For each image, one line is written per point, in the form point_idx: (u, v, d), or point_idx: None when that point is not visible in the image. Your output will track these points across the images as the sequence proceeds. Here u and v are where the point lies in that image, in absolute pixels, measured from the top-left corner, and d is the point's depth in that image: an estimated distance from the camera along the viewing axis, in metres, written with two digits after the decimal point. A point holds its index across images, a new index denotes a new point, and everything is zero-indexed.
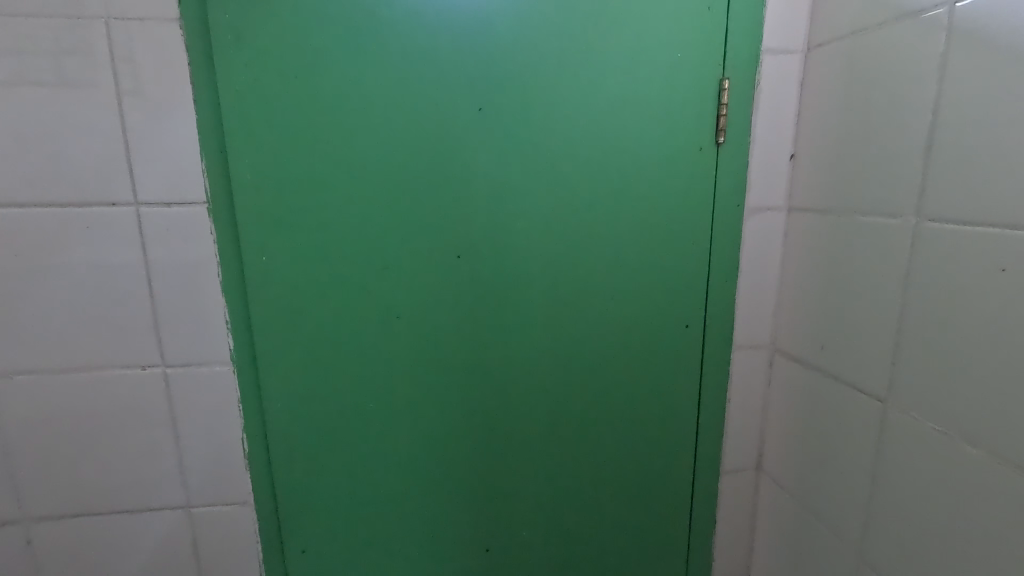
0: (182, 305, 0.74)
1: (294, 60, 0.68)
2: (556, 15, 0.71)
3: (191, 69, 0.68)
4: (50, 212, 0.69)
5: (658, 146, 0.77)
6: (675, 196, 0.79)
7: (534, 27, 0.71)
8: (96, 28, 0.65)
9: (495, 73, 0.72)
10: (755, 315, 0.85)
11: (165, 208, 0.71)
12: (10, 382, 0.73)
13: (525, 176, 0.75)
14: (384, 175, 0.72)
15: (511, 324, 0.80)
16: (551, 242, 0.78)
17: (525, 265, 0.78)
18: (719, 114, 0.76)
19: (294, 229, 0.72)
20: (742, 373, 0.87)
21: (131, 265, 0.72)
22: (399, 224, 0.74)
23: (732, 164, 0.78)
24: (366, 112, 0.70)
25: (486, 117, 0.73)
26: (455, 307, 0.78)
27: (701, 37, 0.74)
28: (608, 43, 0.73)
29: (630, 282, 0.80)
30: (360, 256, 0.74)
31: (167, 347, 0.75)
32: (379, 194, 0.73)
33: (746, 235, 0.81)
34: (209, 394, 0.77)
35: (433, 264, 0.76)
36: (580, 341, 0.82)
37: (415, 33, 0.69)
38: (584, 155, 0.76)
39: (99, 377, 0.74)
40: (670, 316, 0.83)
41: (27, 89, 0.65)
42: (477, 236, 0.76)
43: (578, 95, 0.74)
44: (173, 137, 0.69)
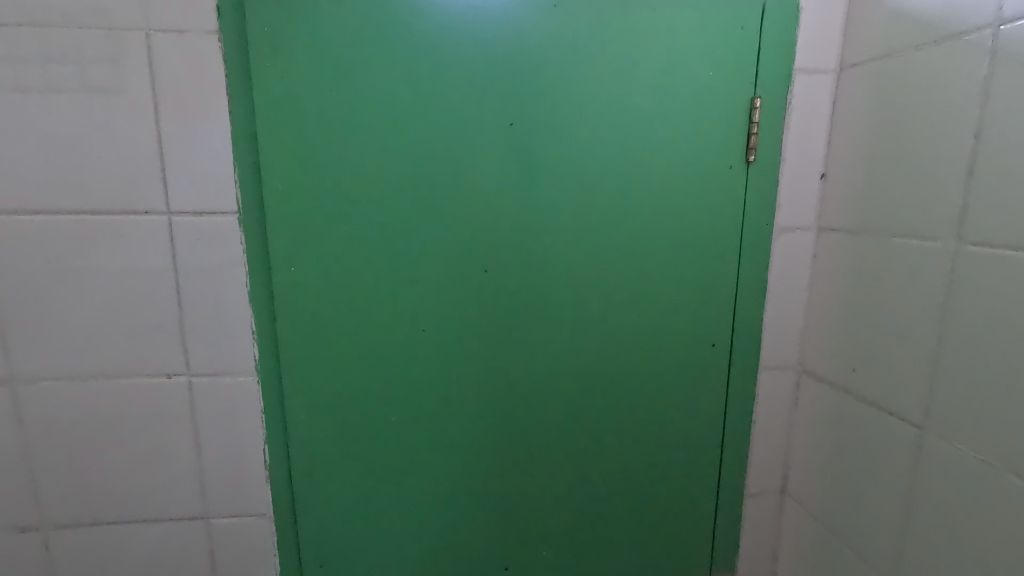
0: (208, 314, 0.74)
1: (327, 73, 0.68)
2: (588, 30, 0.71)
3: (227, 81, 0.68)
4: (82, 219, 0.69)
5: (687, 163, 0.76)
6: (703, 213, 0.78)
7: (566, 43, 0.71)
8: (136, 38, 0.66)
9: (526, 88, 0.72)
10: (781, 335, 0.84)
11: (196, 217, 0.71)
12: (36, 387, 0.73)
13: (554, 192, 0.75)
14: (414, 189, 0.72)
15: (537, 339, 0.79)
16: (577, 257, 0.77)
17: (551, 281, 0.77)
18: (750, 133, 0.76)
19: (322, 241, 0.72)
20: (768, 394, 0.86)
21: (161, 273, 0.72)
22: (427, 236, 0.74)
23: (761, 184, 0.78)
24: (398, 125, 0.71)
25: (516, 131, 0.73)
26: (480, 321, 0.77)
27: (732, 56, 0.73)
28: (637, 61, 0.73)
29: (656, 298, 0.80)
30: (386, 267, 0.74)
31: (193, 356, 0.75)
32: (408, 208, 0.73)
33: (775, 254, 0.80)
34: (233, 405, 0.77)
35: (460, 277, 0.76)
36: (605, 357, 0.81)
37: (448, 46, 0.69)
38: (613, 171, 0.75)
39: (124, 385, 0.74)
40: (696, 335, 0.82)
41: (66, 98, 0.66)
42: (505, 250, 0.76)
43: (608, 111, 0.74)
44: (207, 147, 0.70)
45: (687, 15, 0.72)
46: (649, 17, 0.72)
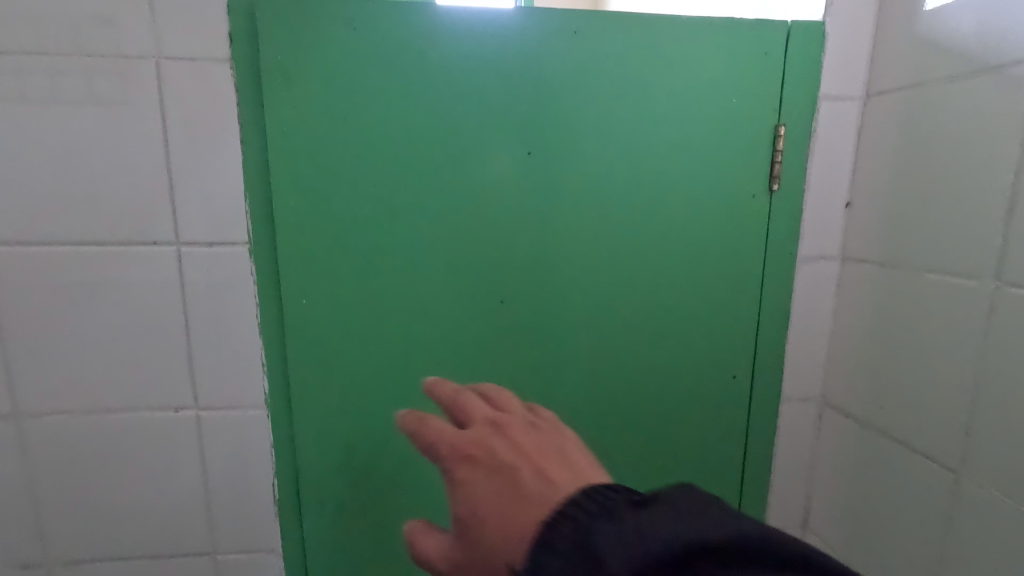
0: (217, 346, 0.72)
1: (342, 102, 0.66)
2: (609, 57, 0.69)
3: (239, 110, 0.66)
4: (89, 251, 0.67)
5: (708, 191, 0.74)
6: (725, 242, 0.76)
7: (586, 70, 0.70)
8: (147, 66, 0.64)
9: (544, 115, 0.70)
10: (804, 367, 0.81)
11: (205, 248, 0.69)
12: (41, 422, 0.71)
13: (573, 222, 0.73)
14: (429, 219, 0.71)
15: (553, 371, 0.77)
16: (595, 288, 0.75)
17: (569, 312, 0.75)
18: (774, 161, 0.73)
19: (335, 272, 0.71)
20: (790, 427, 0.83)
21: (170, 305, 0.70)
22: (442, 267, 0.72)
23: (785, 213, 0.75)
24: (414, 153, 0.69)
25: (534, 159, 0.71)
26: (496, 353, 0.75)
27: (757, 83, 0.71)
28: (658, 88, 0.71)
29: (676, 329, 0.78)
30: (400, 299, 0.72)
31: (201, 390, 0.73)
32: (423, 238, 0.71)
33: (798, 284, 0.78)
34: (242, 439, 0.75)
35: (475, 309, 0.74)
36: (624, 389, 0.79)
37: (465, 73, 0.68)
38: (632, 200, 0.73)
39: (130, 419, 0.72)
40: (717, 367, 0.80)
41: (74, 127, 0.64)
42: (521, 281, 0.74)
43: (628, 139, 0.72)
44: (217, 176, 0.68)
45: (710, 42, 0.70)
46: (671, 44, 0.70)
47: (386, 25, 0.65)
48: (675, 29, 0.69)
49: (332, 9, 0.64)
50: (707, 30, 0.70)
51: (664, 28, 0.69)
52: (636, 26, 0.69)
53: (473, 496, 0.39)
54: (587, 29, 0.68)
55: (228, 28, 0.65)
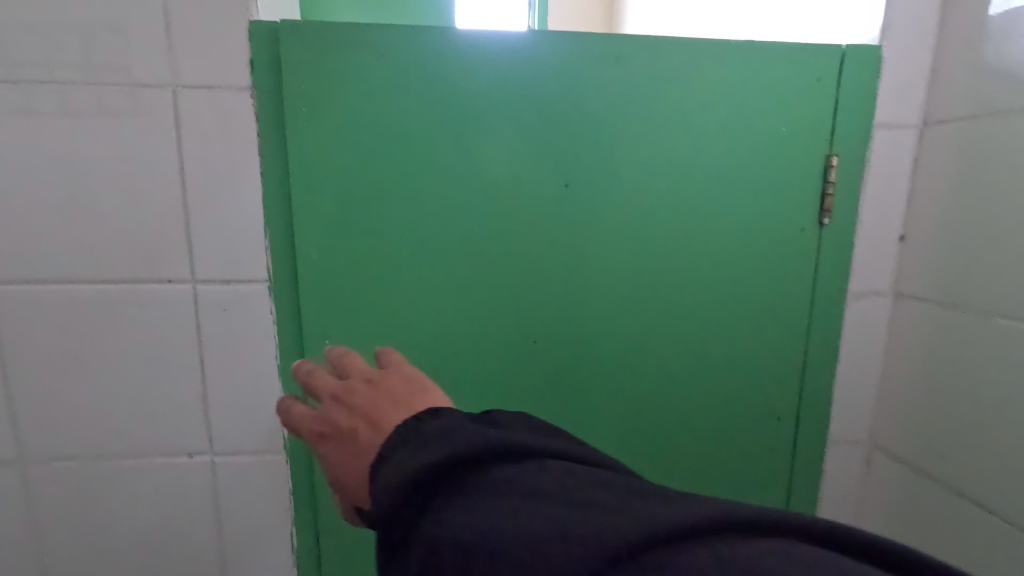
0: (234, 389, 0.68)
1: (370, 133, 0.62)
2: (652, 84, 0.65)
3: (259, 140, 0.63)
4: (101, 289, 0.64)
5: (755, 225, 0.70)
6: (771, 277, 0.72)
7: (627, 98, 0.65)
8: (163, 95, 0.60)
9: (583, 146, 0.66)
10: (853, 408, 0.77)
11: (223, 286, 0.65)
12: (48, 468, 0.67)
13: (611, 257, 0.69)
14: (460, 255, 0.67)
15: (589, 412, 0.73)
16: (634, 325, 0.71)
17: (605, 351, 0.72)
18: (825, 193, 0.69)
19: (361, 312, 0.67)
20: (836, 470, 0.79)
21: (184, 345, 0.66)
22: (473, 305, 0.68)
23: (836, 247, 0.71)
24: (445, 186, 0.65)
25: (570, 192, 0.67)
26: (529, 394, 0.72)
27: (808, 110, 0.67)
28: (703, 116, 0.67)
29: (718, 369, 0.74)
30: (429, 338, 0.68)
31: (216, 434, 0.69)
32: (454, 275, 0.67)
33: (848, 322, 0.74)
34: (259, 485, 0.71)
35: (508, 349, 0.70)
36: (662, 431, 0.75)
37: (499, 102, 0.64)
38: (675, 233, 0.69)
39: (141, 465, 0.68)
40: (761, 408, 0.75)
41: (86, 159, 0.61)
42: (557, 320, 0.70)
43: (671, 170, 0.68)
44: (235, 210, 0.64)
45: (759, 67, 0.66)
46: (718, 69, 0.66)
47: (417, 51, 0.61)
48: (721, 53, 0.65)
49: (360, 34, 0.60)
50: (756, 54, 0.65)
51: (710, 52, 0.65)
52: (681, 52, 0.65)
53: (338, 432, 0.42)
54: (628, 55, 0.64)
55: (248, 54, 0.61)
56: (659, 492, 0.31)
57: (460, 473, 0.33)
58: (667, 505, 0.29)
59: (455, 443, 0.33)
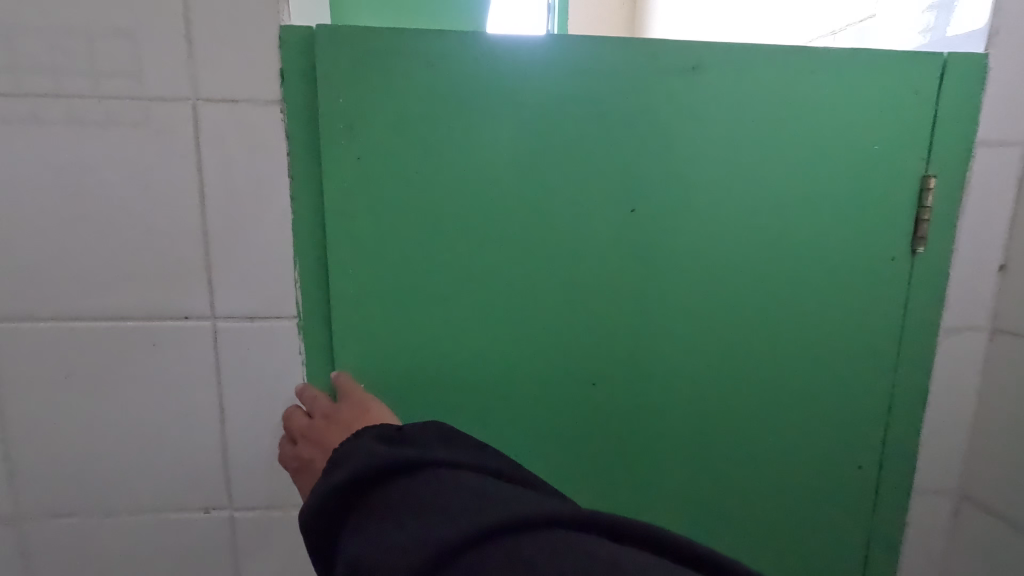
0: (257, 437, 0.61)
1: (415, 153, 0.55)
2: (732, 97, 0.58)
3: (290, 161, 0.56)
4: (111, 327, 0.57)
5: (839, 254, 0.62)
6: (855, 312, 0.64)
7: (705, 113, 0.58)
8: (182, 111, 0.54)
9: (652, 167, 0.59)
10: (940, 454, 0.69)
11: (246, 322, 0.58)
12: (51, 524, 0.60)
13: (680, 291, 0.62)
14: (512, 288, 0.60)
15: (651, 460, 0.66)
16: (702, 365, 0.64)
17: (671, 393, 0.64)
18: (919, 219, 0.62)
19: (403, 352, 0.60)
20: (919, 522, 0.71)
21: (202, 389, 0.59)
22: (526, 344, 0.61)
23: (928, 278, 0.64)
24: (500, 213, 0.58)
25: (638, 219, 0.60)
26: (585, 441, 0.65)
27: (902, 126, 0.60)
28: (787, 133, 0.59)
29: (794, 412, 0.66)
30: (477, 381, 0.61)
31: (237, 487, 0.61)
32: (506, 312, 0.60)
33: (939, 360, 0.66)
34: (283, 543, 0.63)
35: (564, 393, 0.63)
36: (729, 480, 0.68)
37: (562, 119, 0.57)
38: (751, 264, 0.62)
39: (153, 521, 0.61)
40: (840, 456, 0.68)
41: (95, 182, 0.54)
42: (618, 360, 0.63)
43: (749, 193, 0.60)
44: (261, 238, 0.57)
45: (851, 78, 0.58)
46: (806, 80, 0.58)
47: (469, 62, 0.54)
48: (810, 62, 0.58)
49: (406, 43, 0.53)
50: (849, 63, 0.58)
51: (797, 61, 0.58)
52: (765, 61, 0.57)
53: (306, 462, 0.55)
54: (707, 65, 0.57)
55: (279, 64, 0.54)
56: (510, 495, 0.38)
57: (366, 492, 0.41)
58: (505, 506, 0.36)
59: (361, 469, 0.41)
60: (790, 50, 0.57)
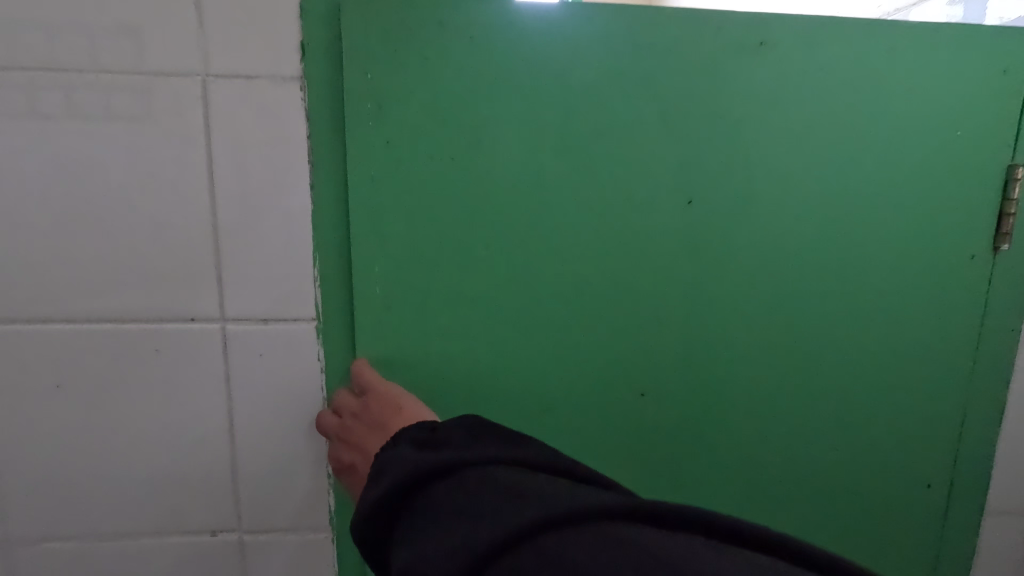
0: (270, 453, 0.55)
1: (452, 135, 0.49)
2: (806, 76, 0.52)
3: (311, 145, 0.50)
4: (109, 330, 0.51)
5: (915, 251, 0.56)
6: (931, 315, 0.58)
7: (775, 93, 0.52)
8: (190, 87, 0.48)
9: (714, 152, 0.53)
10: (1017, 471, 0.63)
11: (259, 325, 0.52)
12: (42, 549, 0.54)
13: (742, 293, 0.56)
14: (556, 286, 0.53)
15: (703, 479, 0.60)
16: (763, 372, 0.58)
17: (729, 406, 0.58)
18: (1005, 214, 0.56)
19: (434, 358, 0.54)
20: (992, 545, 0.65)
21: (210, 399, 0.53)
22: (570, 350, 0.55)
23: (1010, 278, 0.58)
24: (545, 203, 0.52)
25: (698, 212, 0.54)
26: (632, 457, 0.58)
27: (989, 110, 0.54)
28: (863, 117, 0.53)
29: (860, 426, 0.60)
30: (515, 390, 0.55)
31: (247, 508, 0.55)
32: (549, 313, 0.54)
33: (1019, 369, 0.60)
34: (298, 569, 0.57)
35: (610, 403, 0.57)
36: (788, 499, 0.61)
37: (616, 98, 0.51)
38: (820, 261, 0.56)
39: (154, 545, 0.55)
40: (908, 473, 0.62)
41: (91, 168, 0.48)
42: (670, 367, 0.57)
43: (820, 182, 0.54)
44: (277, 232, 0.51)
45: (934, 56, 0.52)
46: (886, 57, 0.52)
47: (514, 33, 0.48)
48: (892, 37, 0.52)
49: (445, 10, 0.47)
50: (933, 39, 0.52)
51: (877, 36, 0.52)
52: (842, 34, 0.51)
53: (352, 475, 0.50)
54: (779, 40, 0.51)
55: (300, 36, 0.48)
56: (574, 492, 0.32)
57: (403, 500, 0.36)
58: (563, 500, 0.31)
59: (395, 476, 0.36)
60: (870, 23, 0.51)
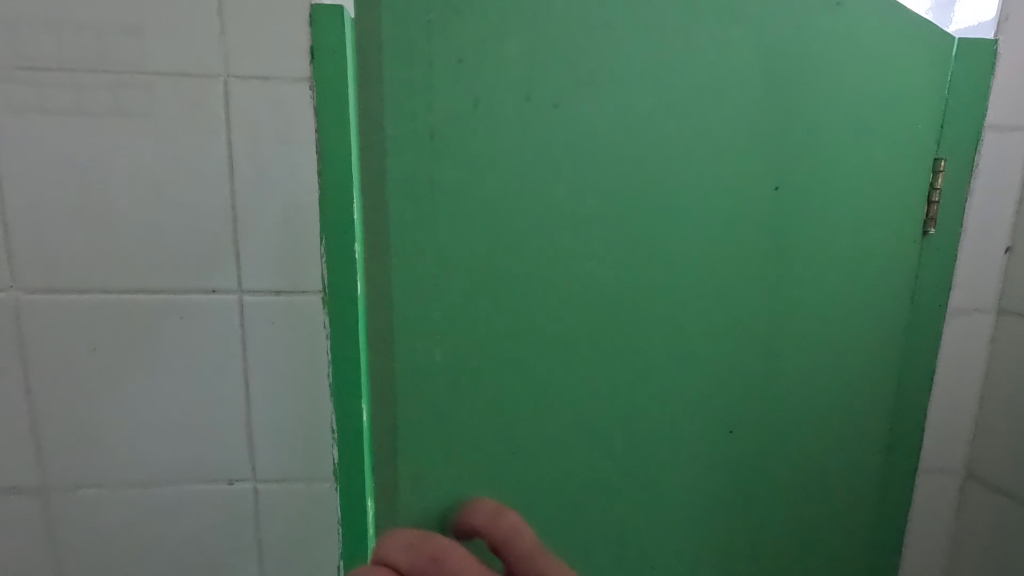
0: (280, 410, 0.62)
1: (533, 70, 0.58)
2: (810, 44, 0.60)
3: (318, 135, 0.57)
4: (139, 300, 0.58)
5: (890, 198, 0.64)
6: (896, 261, 0.66)
7: (779, 92, 0.61)
8: (213, 85, 0.55)
9: (765, 105, 0.61)
10: (947, 432, 0.71)
11: (271, 296, 0.59)
12: (76, 496, 0.61)
13: (742, 232, 0.64)
14: (587, 205, 0.62)
15: (696, 387, 0.68)
16: (765, 296, 0.66)
17: (714, 347, 0.67)
18: (929, 202, 0.64)
19: (472, 254, 0.62)
20: (928, 499, 0.73)
21: (227, 362, 0.60)
22: (592, 262, 0.63)
23: (940, 255, 0.66)
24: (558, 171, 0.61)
25: (758, 179, 0.63)
26: (637, 363, 0.66)
27: (928, 98, 0.62)
28: (836, 120, 0.62)
29: (842, 354, 0.68)
30: (545, 296, 0.64)
31: (260, 460, 0.62)
32: (580, 232, 0.62)
33: (946, 340, 0.68)
34: (304, 518, 0.64)
35: (628, 313, 0.65)
36: (770, 417, 0.69)
37: (636, 95, 0.60)
38: (814, 199, 0.63)
39: (176, 493, 0.62)
40: (875, 404, 0.70)
41: (126, 155, 0.55)
42: (685, 283, 0.65)
43: (817, 132, 0.62)
44: (289, 213, 0.58)
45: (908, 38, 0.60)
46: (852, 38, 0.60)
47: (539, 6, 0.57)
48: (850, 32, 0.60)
49: None
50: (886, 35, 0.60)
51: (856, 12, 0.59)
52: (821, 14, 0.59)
53: None
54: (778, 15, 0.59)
55: (308, 41, 0.55)
56: None
57: None
58: None
59: None
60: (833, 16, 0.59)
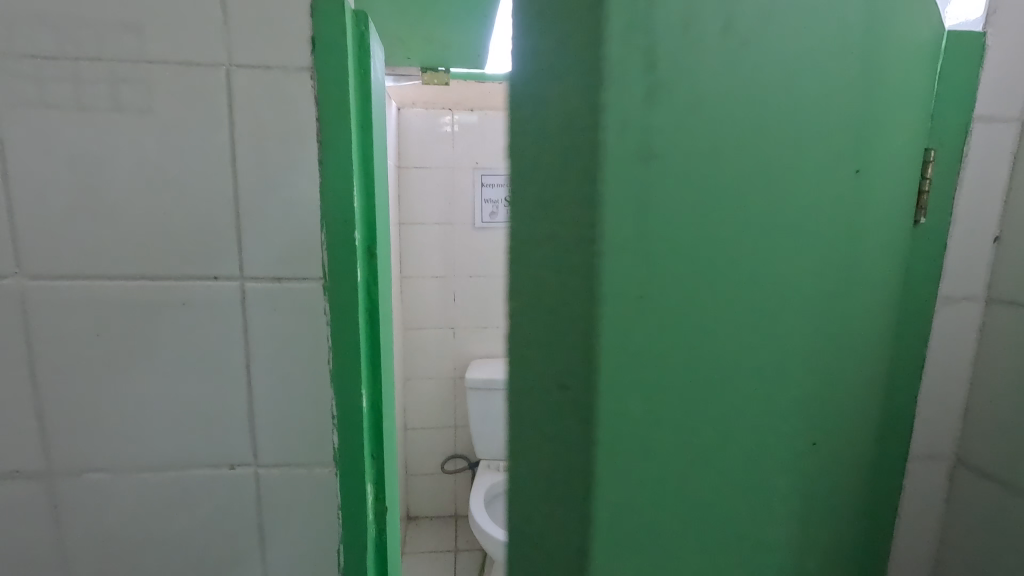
0: (281, 395, 0.63)
1: None
2: None
3: (320, 124, 0.58)
4: (142, 286, 0.59)
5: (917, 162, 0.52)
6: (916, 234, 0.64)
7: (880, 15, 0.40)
8: (217, 76, 0.56)
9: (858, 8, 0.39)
10: (935, 419, 0.72)
11: (273, 283, 0.60)
12: (78, 480, 0.62)
13: (839, 176, 0.41)
14: (726, 92, 0.35)
15: (790, 407, 0.43)
16: (855, 258, 0.45)
17: (805, 351, 0.43)
18: (920, 191, 0.63)
19: (680, 105, 0.34)
20: (917, 484, 0.74)
21: (230, 348, 0.61)
22: (682, 190, 0.35)
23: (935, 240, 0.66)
24: (785, 79, 0.37)
25: (839, 170, 0.41)
26: (744, 362, 0.40)
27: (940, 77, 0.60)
28: (898, 35, 0.44)
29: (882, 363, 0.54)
30: (695, 236, 0.36)
31: (262, 445, 0.63)
32: (652, 140, 0.34)
33: (937, 324, 0.69)
34: (305, 503, 0.65)
35: (739, 274, 0.39)
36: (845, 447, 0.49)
37: None
38: (887, 129, 0.45)
39: (178, 478, 0.63)
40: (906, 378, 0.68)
41: (129, 143, 0.56)
42: (798, 253, 0.40)
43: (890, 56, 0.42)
44: (290, 201, 0.59)
45: None
46: None
47: None
48: None
49: None
50: None
51: None
52: None
53: None
54: None
55: (310, 31, 0.56)
56: None
57: None
58: None
59: None
60: None
